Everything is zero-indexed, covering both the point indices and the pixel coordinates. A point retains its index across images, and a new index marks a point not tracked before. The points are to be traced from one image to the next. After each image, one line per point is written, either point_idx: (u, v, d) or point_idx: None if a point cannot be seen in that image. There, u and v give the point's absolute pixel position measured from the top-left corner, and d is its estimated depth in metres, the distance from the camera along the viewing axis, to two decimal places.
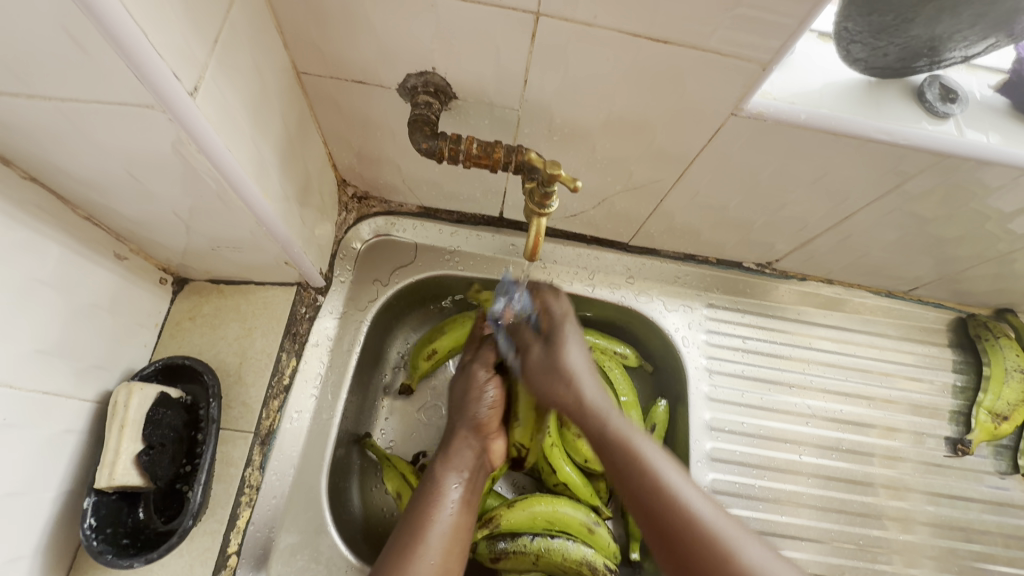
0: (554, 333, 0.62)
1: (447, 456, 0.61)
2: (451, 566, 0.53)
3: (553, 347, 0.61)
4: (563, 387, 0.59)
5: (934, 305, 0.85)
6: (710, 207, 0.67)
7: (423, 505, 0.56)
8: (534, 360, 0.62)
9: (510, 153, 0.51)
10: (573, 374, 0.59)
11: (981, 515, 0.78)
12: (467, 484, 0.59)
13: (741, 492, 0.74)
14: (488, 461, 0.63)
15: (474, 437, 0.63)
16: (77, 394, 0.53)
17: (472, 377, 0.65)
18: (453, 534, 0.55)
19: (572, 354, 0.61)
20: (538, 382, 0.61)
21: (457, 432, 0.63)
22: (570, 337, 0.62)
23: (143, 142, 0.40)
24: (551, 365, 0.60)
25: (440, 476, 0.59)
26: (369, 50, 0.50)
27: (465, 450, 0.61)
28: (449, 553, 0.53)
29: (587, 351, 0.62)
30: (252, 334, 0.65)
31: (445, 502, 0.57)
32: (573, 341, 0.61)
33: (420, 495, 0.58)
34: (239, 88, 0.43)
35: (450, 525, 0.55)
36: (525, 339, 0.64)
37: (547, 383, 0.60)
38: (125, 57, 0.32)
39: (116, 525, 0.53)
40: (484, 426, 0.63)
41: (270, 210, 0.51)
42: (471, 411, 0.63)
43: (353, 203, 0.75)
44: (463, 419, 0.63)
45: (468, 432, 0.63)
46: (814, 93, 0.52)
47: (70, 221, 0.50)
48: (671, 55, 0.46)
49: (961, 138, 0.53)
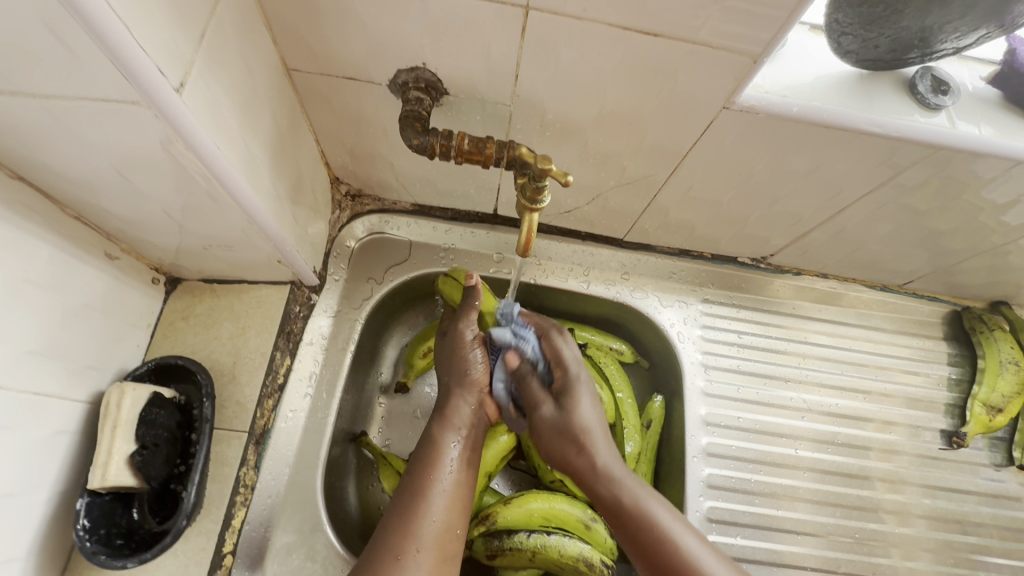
0: (565, 389, 0.62)
1: (445, 417, 0.60)
2: (454, 524, 0.53)
3: (566, 408, 0.61)
4: (573, 454, 0.59)
5: (929, 298, 0.85)
6: (703, 202, 0.67)
7: (425, 466, 0.55)
8: (545, 421, 0.61)
9: (502, 148, 0.51)
10: (585, 432, 0.60)
11: (977, 507, 0.79)
12: (467, 443, 0.59)
13: (737, 487, 0.74)
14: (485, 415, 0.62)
15: (468, 396, 0.61)
16: (69, 395, 0.52)
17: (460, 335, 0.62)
18: (455, 495, 0.54)
19: (582, 408, 0.60)
20: (548, 440, 0.61)
21: (451, 392, 0.62)
22: (580, 392, 0.61)
23: (131, 140, 0.39)
24: (561, 427, 0.60)
25: (439, 435, 0.58)
26: (359, 46, 0.49)
27: (461, 408, 0.60)
28: (453, 511, 0.53)
29: (598, 405, 0.62)
30: (246, 334, 0.64)
31: (446, 463, 0.56)
32: (584, 397, 0.61)
33: (418, 456, 0.57)
34: (228, 84, 0.43)
35: (452, 486, 0.55)
36: (534, 393, 0.63)
37: (554, 444, 0.61)
38: (108, 52, 0.32)
39: (109, 526, 0.53)
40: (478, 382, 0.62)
41: (261, 208, 0.51)
42: (461, 369, 0.62)
43: (346, 201, 0.74)
44: (455, 379, 0.62)
45: (464, 391, 0.61)
46: (806, 86, 0.51)
47: (60, 221, 0.50)
48: (661, 48, 0.46)
49: (952, 131, 0.53)
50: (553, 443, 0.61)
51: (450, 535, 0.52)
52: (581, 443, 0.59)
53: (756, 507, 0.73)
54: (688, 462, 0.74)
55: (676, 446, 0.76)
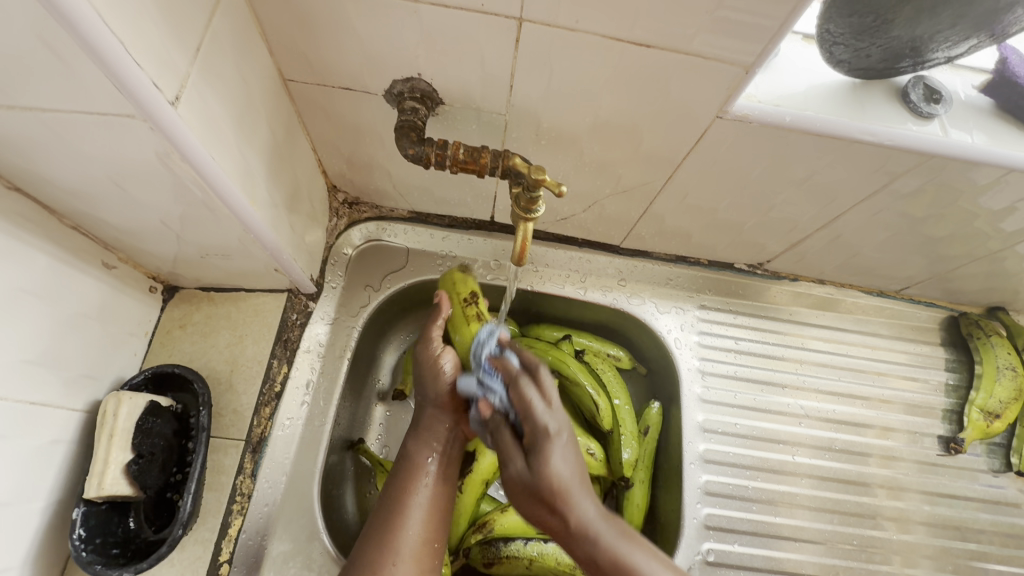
0: (535, 446, 0.52)
1: (420, 433, 0.60)
2: (432, 535, 0.55)
3: (536, 466, 0.51)
4: (547, 513, 0.51)
5: (926, 304, 0.85)
6: (699, 210, 0.67)
7: (401, 482, 0.57)
8: (515, 476, 0.52)
9: (497, 158, 0.51)
10: (558, 494, 0.50)
11: (976, 514, 0.78)
12: (442, 458, 0.60)
13: (735, 493, 0.74)
14: (463, 433, 0.62)
15: (443, 415, 0.61)
16: (66, 404, 0.53)
17: (431, 353, 0.62)
18: (431, 510, 0.56)
19: (553, 466, 0.50)
20: (521, 499, 0.52)
21: (425, 410, 0.62)
22: (551, 450, 0.51)
23: (128, 152, 0.40)
24: (532, 485, 0.51)
25: (415, 451, 0.59)
26: (355, 56, 0.50)
27: (438, 426, 0.61)
28: (429, 526, 0.55)
29: (574, 460, 0.52)
30: (242, 342, 0.65)
31: (422, 481, 0.57)
32: (556, 454, 0.51)
33: (395, 472, 0.58)
34: (223, 95, 0.43)
35: (429, 502, 0.56)
36: (505, 448, 0.54)
37: (531, 508, 0.52)
38: (103, 66, 0.32)
39: (105, 535, 0.53)
40: (450, 401, 0.61)
41: (258, 217, 0.51)
42: (433, 390, 0.61)
43: (343, 209, 0.75)
44: (429, 398, 0.61)
45: (439, 409, 0.61)
46: (799, 95, 0.52)
47: (57, 230, 0.50)
48: (654, 59, 0.46)
49: (945, 139, 0.53)
50: (528, 501, 0.52)
51: (428, 547, 0.54)
52: (550, 504, 0.50)
53: (754, 514, 0.73)
54: (685, 469, 0.74)
55: (673, 453, 0.76)
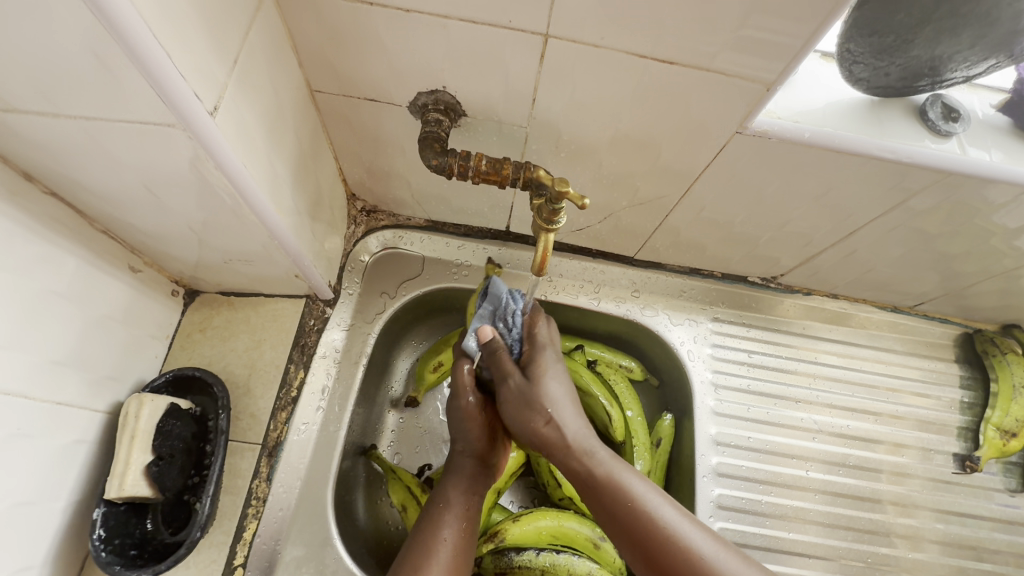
0: (532, 359, 0.60)
1: (450, 475, 0.61)
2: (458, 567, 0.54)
3: (531, 381, 0.59)
4: (541, 425, 0.57)
5: (941, 320, 0.84)
6: (714, 223, 0.68)
7: (430, 522, 0.56)
8: (512, 391, 0.59)
9: (519, 169, 0.52)
10: (550, 409, 0.57)
11: (991, 534, 0.78)
12: (473, 504, 0.59)
13: (748, 508, 0.73)
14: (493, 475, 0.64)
15: (481, 465, 0.62)
16: (89, 405, 0.53)
17: (465, 408, 0.61)
18: (457, 554, 0.55)
19: (548, 383, 0.59)
20: (514, 413, 0.59)
21: (463, 459, 0.62)
22: (545, 370, 0.59)
23: (164, 160, 0.41)
24: (527, 397, 0.58)
25: (450, 498, 0.59)
26: (383, 69, 0.51)
27: (467, 466, 0.61)
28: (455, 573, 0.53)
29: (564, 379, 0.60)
30: (261, 347, 0.66)
31: (450, 525, 0.56)
32: (551, 370, 0.60)
33: (425, 514, 0.58)
34: (256, 105, 0.44)
35: (456, 546, 0.55)
36: (501, 365, 0.60)
37: (522, 417, 0.58)
38: (149, 77, 0.33)
39: (123, 536, 0.53)
40: (486, 453, 0.62)
41: (282, 225, 0.52)
42: (470, 434, 0.62)
43: (361, 216, 0.76)
44: (466, 443, 0.62)
45: (470, 456, 0.62)
46: (817, 112, 0.52)
47: (86, 233, 0.51)
48: (677, 75, 0.47)
49: (963, 157, 0.53)
50: (524, 420, 0.58)
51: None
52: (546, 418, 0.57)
53: (767, 529, 0.73)
54: (699, 482, 0.73)
55: (685, 466, 0.76)
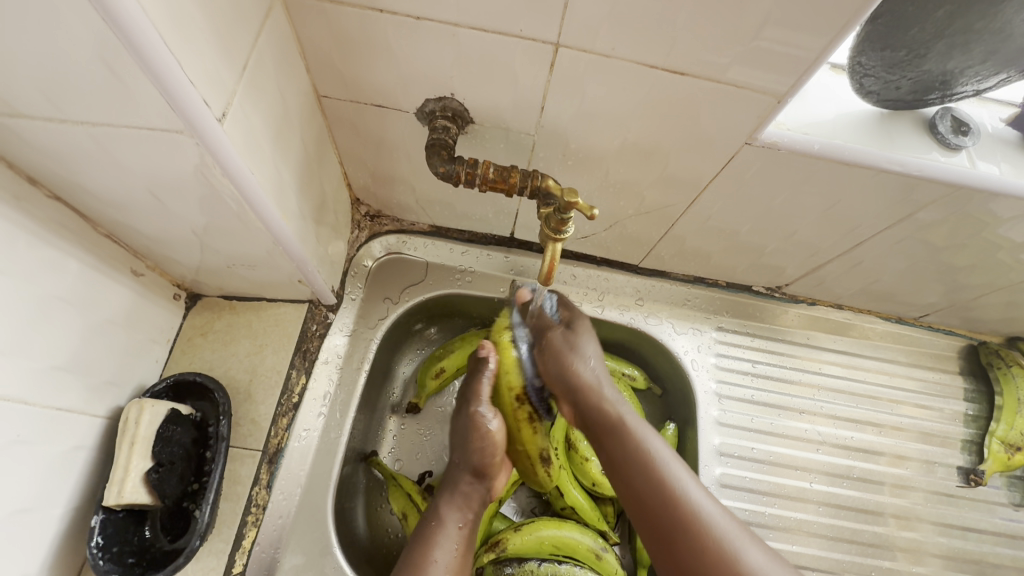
0: (572, 320, 0.64)
1: (449, 493, 0.61)
2: None
3: (572, 332, 0.63)
4: (578, 364, 0.61)
5: (945, 332, 0.84)
6: (721, 232, 0.67)
7: (425, 540, 0.57)
8: (555, 339, 0.63)
9: (526, 177, 0.51)
10: (586, 355, 0.61)
11: (994, 548, 0.77)
12: (466, 523, 0.59)
13: (751, 520, 0.73)
14: (490, 497, 0.63)
15: (476, 480, 0.61)
16: (89, 410, 0.53)
17: (477, 416, 0.62)
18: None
19: (584, 342, 0.63)
20: (553, 359, 0.62)
21: (461, 474, 0.62)
22: (583, 327, 0.64)
23: (170, 165, 0.40)
24: (566, 344, 0.62)
25: (444, 515, 0.59)
26: (391, 76, 0.51)
27: (467, 487, 0.61)
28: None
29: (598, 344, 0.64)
30: (262, 352, 0.65)
31: (448, 542, 0.57)
32: (588, 333, 0.64)
33: (420, 531, 0.59)
34: (264, 110, 0.43)
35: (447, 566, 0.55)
36: (545, 319, 0.65)
37: (560, 360, 0.62)
38: (158, 85, 0.33)
39: (121, 544, 0.52)
40: (487, 468, 0.61)
41: (287, 230, 0.51)
42: (474, 451, 0.61)
43: (365, 221, 0.75)
44: (467, 454, 0.62)
45: (472, 473, 0.61)
46: (827, 124, 0.52)
47: (90, 237, 0.50)
48: (687, 86, 0.47)
49: (972, 170, 0.53)
50: (558, 359, 0.62)
51: None
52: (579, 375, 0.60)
53: (770, 542, 0.72)
54: None
55: None
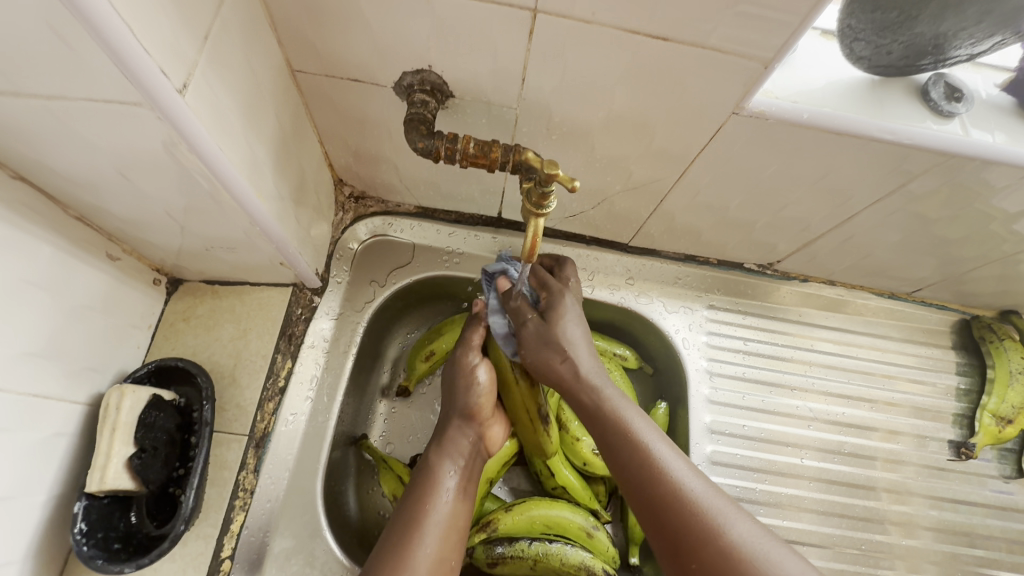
0: (549, 305, 0.60)
1: (445, 445, 0.59)
2: (448, 553, 0.52)
3: (548, 322, 0.58)
4: (557, 361, 0.56)
5: (938, 307, 0.84)
6: (710, 207, 0.66)
7: (420, 496, 0.54)
8: (529, 333, 0.58)
9: (508, 152, 0.50)
10: (566, 348, 0.57)
11: (984, 520, 0.78)
12: (463, 473, 0.58)
13: (742, 496, 0.73)
14: (483, 449, 0.62)
15: (467, 426, 0.61)
16: (68, 397, 0.52)
17: (466, 364, 0.63)
18: (447, 533, 0.52)
19: (566, 326, 0.58)
20: (535, 354, 0.58)
21: (451, 422, 0.61)
22: (563, 309, 0.59)
23: (135, 142, 0.39)
24: (544, 338, 0.57)
25: (438, 466, 0.57)
26: (366, 47, 0.49)
27: (461, 439, 0.60)
28: (447, 539, 0.52)
29: (582, 318, 0.60)
30: (247, 336, 0.64)
31: (446, 493, 0.55)
32: (568, 313, 0.59)
33: (419, 484, 0.56)
34: (231, 83, 0.42)
35: (447, 519, 0.53)
36: (521, 310, 0.60)
37: (540, 353, 0.57)
38: (110, 54, 0.31)
39: (106, 530, 0.52)
40: (477, 412, 0.61)
41: (264, 210, 0.50)
42: (464, 400, 0.61)
43: (349, 203, 0.74)
44: (457, 407, 0.61)
45: (466, 421, 0.61)
46: (817, 92, 0.51)
47: (60, 220, 0.49)
48: (671, 53, 0.45)
49: (966, 138, 0.52)
50: (548, 355, 0.57)
51: (444, 565, 0.51)
52: (562, 355, 0.56)
53: (760, 517, 0.72)
54: None
55: (680, 453, 0.75)
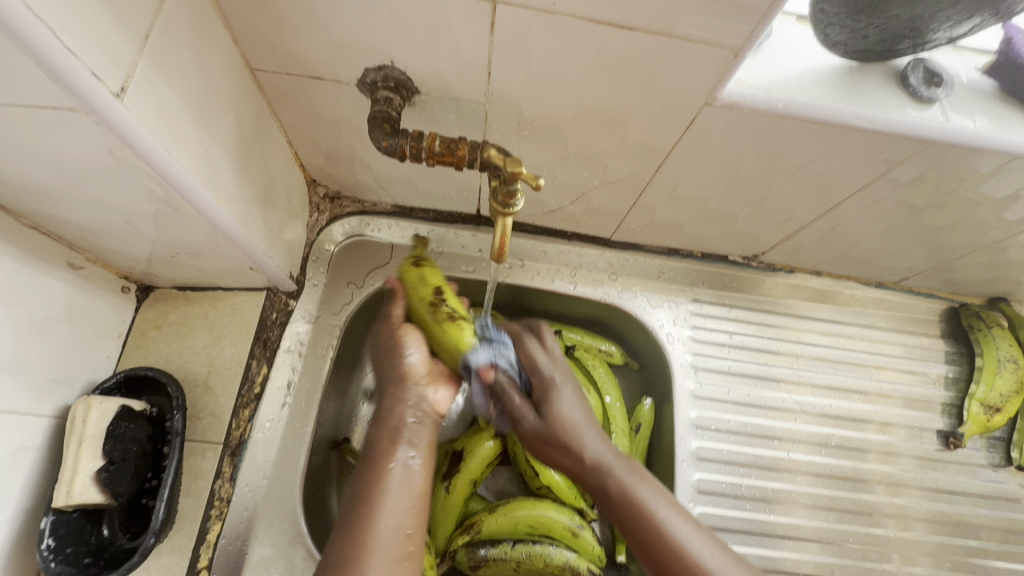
0: (544, 393, 0.56)
1: (383, 423, 0.50)
2: (407, 523, 0.44)
3: (546, 419, 0.55)
4: (564, 456, 0.54)
5: (926, 295, 0.83)
6: (692, 200, 0.65)
7: (369, 476, 0.46)
8: (527, 428, 0.56)
9: (475, 149, 0.49)
10: (573, 434, 0.54)
11: (976, 510, 0.77)
12: (418, 443, 0.49)
13: (728, 492, 0.72)
14: (436, 411, 0.53)
15: (408, 393, 0.52)
16: (32, 410, 0.51)
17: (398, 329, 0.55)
18: (406, 504, 0.45)
19: (564, 408, 0.55)
20: (536, 448, 0.56)
21: (388, 392, 0.53)
22: (558, 396, 0.56)
23: (77, 149, 0.38)
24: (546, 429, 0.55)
25: (382, 442, 0.49)
26: (326, 45, 0.47)
27: (400, 407, 0.51)
28: (406, 516, 0.45)
29: (581, 401, 0.57)
30: (220, 342, 0.63)
31: (395, 467, 0.47)
32: (564, 397, 0.56)
33: (362, 467, 0.47)
34: (178, 84, 0.40)
35: (404, 492, 0.46)
36: (516, 405, 0.56)
37: (546, 450, 0.55)
38: (34, 57, 0.30)
39: (76, 545, 0.51)
40: (414, 373, 0.53)
41: (225, 215, 0.49)
42: (395, 363, 0.54)
43: (325, 204, 0.73)
44: (388, 377, 0.54)
45: (402, 387, 0.52)
46: (792, 81, 0.49)
47: (14, 230, 0.48)
48: (637, 42, 0.44)
49: (946, 125, 0.50)
50: (563, 451, 0.54)
51: (404, 539, 0.44)
52: (567, 446, 0.54)
53: (748, 513, 0.72)
54: (678, 467, 0.72)
55: (665, 451, 0.75)
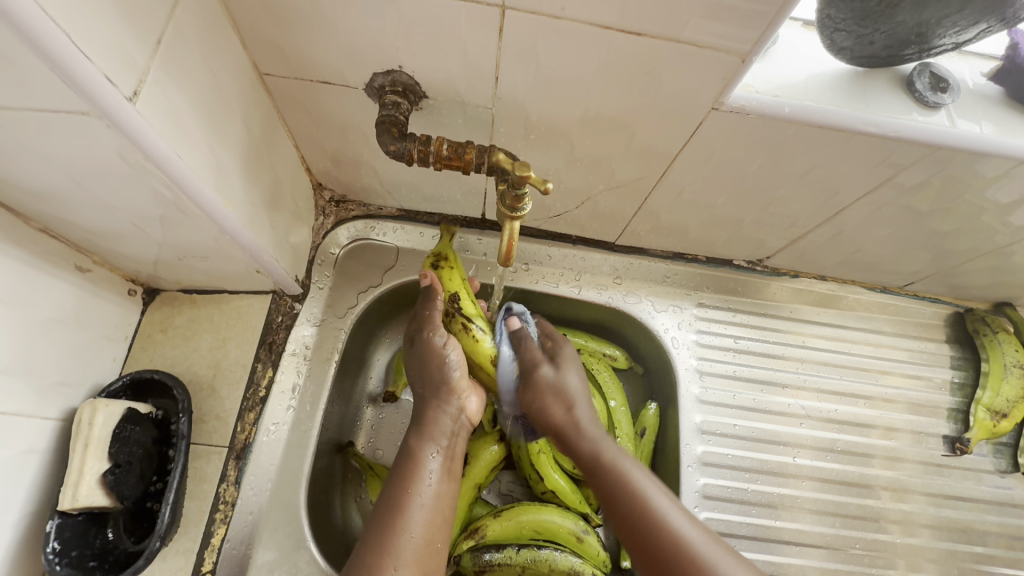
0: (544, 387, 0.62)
1: (425, 428, 0.57)
2: (435, 536, 0.50)
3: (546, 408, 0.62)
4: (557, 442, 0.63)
5: (931, 300, 0.83)
6: (697, 205, 0.65)
7: (403, 479, 0.52)
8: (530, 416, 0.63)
9: (482, 153, 0.49)
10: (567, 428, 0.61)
11: (982, 516, 0.76)
12: (449, 455, 0.56)
13: (733, 497, 0.72)
14: (465, 421, 0.60)
15: (447, 407, 0.59)
16: (39, 413, 0.51)
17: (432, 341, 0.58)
18: (435, 515, 0.51)
19: (562, 406, 0.62)
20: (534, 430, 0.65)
21: (430, 404, 0.59)
22: (557, 390, 0.62)
23: (89, 153, 0.38)
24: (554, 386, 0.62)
25: (420, 448, 0.55)
26: (335, 50, 0.48)
27: (440, 418, 0.58)
28: (434, 523, 0.50)
29: (576, 394, 0.63)
30: (225, 346, 0.63)
31: (428, 476, 0.53)
32: (565, 391, 0.63)
33: (397, 471, 0.54)
34: (188, 88, 0.40)
35: (433, 501, 0.52)
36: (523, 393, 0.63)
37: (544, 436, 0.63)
38: (50, 62, 0.30)
39: (81, 548, 0.51)
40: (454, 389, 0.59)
41: (234, 219, 0.49)
42: (438, 377, 0.59)
43: (330, 207, 0.73)
44: (431, 388, 0.59)
45: (445, 400, 0.59)
46: (798, 86, 0.49)
47: (24, 233, 0.48)
48: (645, 47, 0.44)
49: (953, 129, 0.50)
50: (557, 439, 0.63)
51: (432, 550, 0.49)
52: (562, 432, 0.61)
53: (753, 518, 0.71)
54: (682, 472, 0.72)
55: (669, 456, 0.74)
